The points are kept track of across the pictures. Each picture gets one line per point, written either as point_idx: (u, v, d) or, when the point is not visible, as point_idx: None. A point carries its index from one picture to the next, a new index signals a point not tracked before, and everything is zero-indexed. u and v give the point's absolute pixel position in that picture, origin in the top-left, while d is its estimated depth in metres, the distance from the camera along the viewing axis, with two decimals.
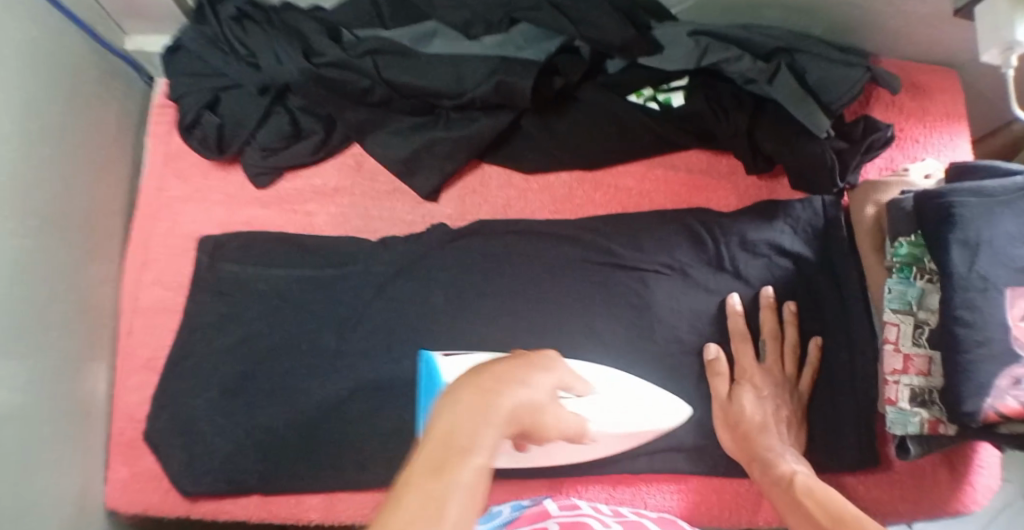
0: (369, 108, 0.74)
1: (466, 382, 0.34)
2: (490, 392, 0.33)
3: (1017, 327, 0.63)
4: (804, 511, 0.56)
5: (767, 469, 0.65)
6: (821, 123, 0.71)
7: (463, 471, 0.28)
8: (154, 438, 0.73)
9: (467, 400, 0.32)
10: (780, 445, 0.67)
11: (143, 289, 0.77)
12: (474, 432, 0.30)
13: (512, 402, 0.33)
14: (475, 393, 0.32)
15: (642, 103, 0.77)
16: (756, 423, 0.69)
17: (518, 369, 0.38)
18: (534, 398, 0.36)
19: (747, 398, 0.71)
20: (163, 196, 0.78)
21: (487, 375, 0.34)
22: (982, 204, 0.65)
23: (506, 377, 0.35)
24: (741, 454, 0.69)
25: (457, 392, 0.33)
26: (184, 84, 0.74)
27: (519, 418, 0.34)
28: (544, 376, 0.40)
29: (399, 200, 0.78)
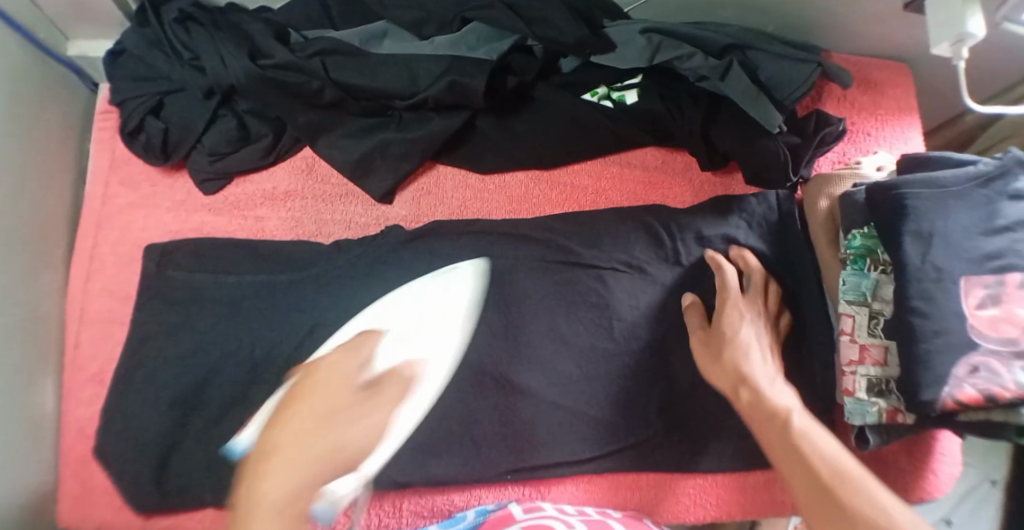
0: (321, 110, 0.73)
1: (262, 454, 0.41)
2: (285, 468, 0.40)
3: (973, 316, 0.65)
4: (805, 458, 0.54)
5: (757, 399, 0.63)
6: (774, 119, 0.71)
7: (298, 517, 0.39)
8: (104, 451, 0.70)
9: (273, 474, 0.39)
10: (767, 371, 0.65)
11: (90, 300, 0.75)
12: (270, 511, 0.38)
13: (318, 447, 0.41)
14: (273, 462, 0.40)
15: (596, 101, 0.77)
16: (744, 346, 0.67)
17: (306, 415, 0.42)
18: (343, 428, 0.43)
19: (740, 324, 0.69)
20: (110, 204, 0.76)
21: (272, 441, 0.41)
22: (934, 196, 0.66)
23: (290, 427, 0.42)
24: (724, 381, 0.67)
25: (252, 476, 0.40)
26: (128, 88, 0.72)
27: (331, 458, 0.42)
28: (347, 419, 0.43)
29: (352, 202, 0.77)
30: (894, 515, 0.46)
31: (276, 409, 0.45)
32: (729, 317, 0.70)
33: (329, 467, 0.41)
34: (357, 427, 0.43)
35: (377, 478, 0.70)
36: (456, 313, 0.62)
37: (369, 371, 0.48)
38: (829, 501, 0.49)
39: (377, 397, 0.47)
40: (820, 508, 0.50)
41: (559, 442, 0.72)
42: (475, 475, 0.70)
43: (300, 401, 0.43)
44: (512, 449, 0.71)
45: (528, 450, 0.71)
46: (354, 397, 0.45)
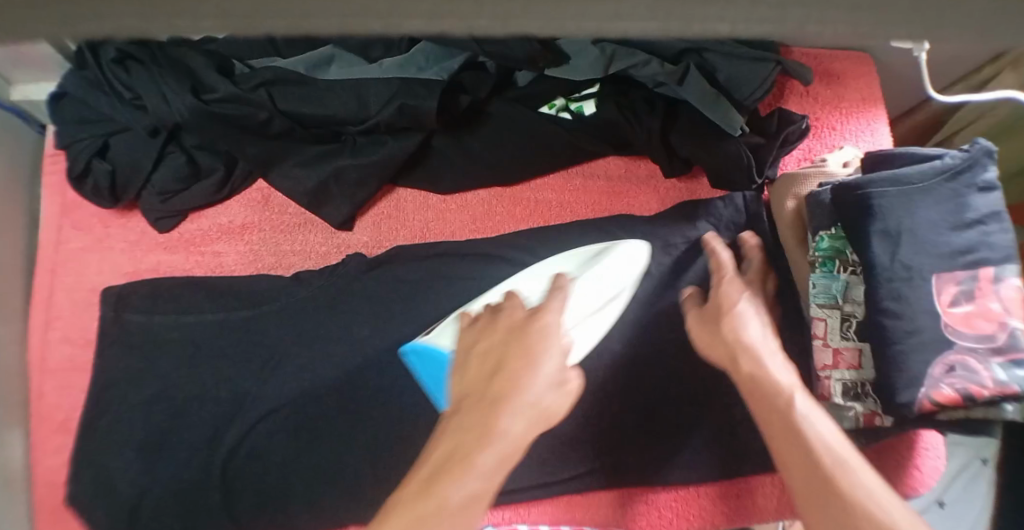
0: (271, 141, 0.71)
1: (467, 408, 0.53)
2: (490, 440, 0.50)
3: (947, 314, 0.63)
4: (803, 438, 0.53)
5: (756, 375, 0.59)
6: (734, 122, 0.71)
7: (493, 446, 0.50)
8: (74, 502, 0.69)
9: (466, 424, 0.51)
10: (765, 343, 0.62)
11: (50, 348, 0.73)
12: (469, 452, 0.49)
13: (513, 416, 0.51)
14: (475, 416, 0.52)
15: (554, 113, 0.75)
16: (738, 317, 0.64)
17: (503, 385, 0.53)
18: (529, 403, 0.53)
19: (736, 298, 0.66)
20: (63, 249, 0.75)
21: (480, 411, 0.52)
22: (900, 193, 0.65)
23: (494, 404, 0.52)
24: (717, 354, 0.63)
25: (458, 420, 0.52)
26: (72, 132, 0.71)
27: (509, 450, 0.50)
28: (530, 400, 0.53)
29: (311, 231, 0.76)
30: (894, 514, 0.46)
31: (499, 363, 0.56)
32: (727, 291, 0.67)
33: (505, 451, 0.50)
34: (538, 395, 0.54)
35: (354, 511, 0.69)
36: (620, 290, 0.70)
37: (557, 358, 0.57)
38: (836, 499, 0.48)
39: (565, 386, 0.56)
40: (818, 494, 0.50)
41: (536, 461, 0.71)
42: None
43: (500, 376, 0.54)
44: None
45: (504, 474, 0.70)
46: (553, 393, 0.55)
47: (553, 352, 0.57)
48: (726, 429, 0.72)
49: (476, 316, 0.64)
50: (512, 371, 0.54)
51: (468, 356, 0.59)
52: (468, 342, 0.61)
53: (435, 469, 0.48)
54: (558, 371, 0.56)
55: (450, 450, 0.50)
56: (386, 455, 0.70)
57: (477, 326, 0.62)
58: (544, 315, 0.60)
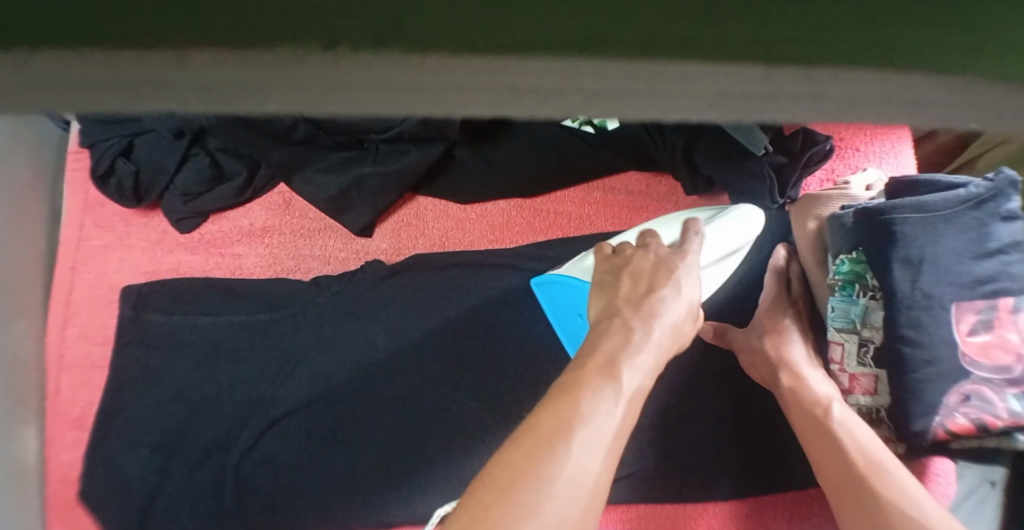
0: (293, 146, 0.71)
1: (627, 317, 0.57)
2: (642, 344, 0.54)
3: (965, 343, 0.63)
4: (839, 445, 0.60)
5: (796, 386, 0.66)
6: (759, 143, 0.69)
7: (644, 351, 0.54)
8: (89, 496, 0.70)
9: (615, 333, 0.55)
10: (803, 355, 0.68)
11: (68, 344, 0.74)
12: (627, 353, 0.53)
13: (661, 328, 0.56)
14: (630, 324, 0.56)
15: (577, 127, 0.72)
16: (780, 335, 0.69)
17: (652, 300, 0.58)
18: (675, 318, 0.58)
19: (780, 315, 0.71)
20: (84, 246, 0.75)
21: (634, 318, 0.57)
22: (924, 221, 0.64)
23: (645, 315, 0.57)
24: (763, 372, 0.69)
25: (609, 327, 0.56)
26: (94, 131, 0.70)
27: (659, 356, 0.55)
28: (671, 316, 0.57)
29: (330, 237, 0.76)
30: (924, 507, 0.53)
31: (646, 287, 0.60)
32: (768, 318, 0.71)
33: (654, 356, 0.54)
34: (682, 313, 0.59)
35: (363, 518, 0.69)
36: (741, 246, 0.72)
37: (696, 284, 0.61)
38: (861, 495, 0.56)
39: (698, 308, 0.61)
40: (854, 493, 0.57)
41: None
42: None
43: (649, 295, 0.59)
44: None
45: None
46: (693, 310, 0.60)
47: (694, 279, 0.61)
48: (736, 449, 0.73)
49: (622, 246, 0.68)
50: (659, 295, 0.59)
51: (611, 279, 0.63)
52: (611, 266, 0.65)
53: (608, 357, 0.53)
54: (697, 302, 0.60)
55: (614, 346, 0.54)
56: (398, 462, 0.71)
57: (621, 256, 0.66)
58: (682, 256, 0.64)
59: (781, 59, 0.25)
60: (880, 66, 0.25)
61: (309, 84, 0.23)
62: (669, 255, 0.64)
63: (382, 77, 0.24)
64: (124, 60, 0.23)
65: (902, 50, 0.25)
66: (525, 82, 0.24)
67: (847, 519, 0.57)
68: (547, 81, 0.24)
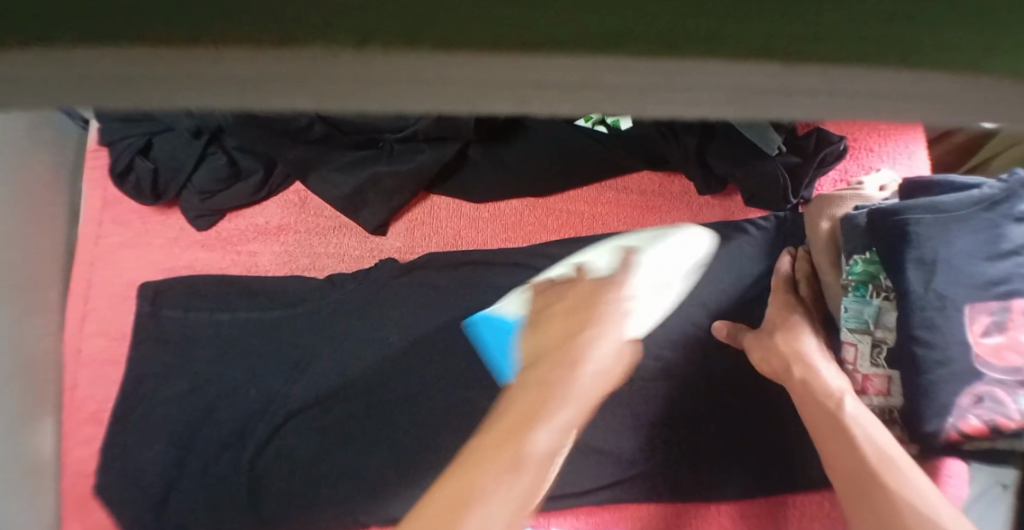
0: (308, 145, 0.71)
1: (544, 362, 0.51)
2: (564, 397, 0.48)
3: (978, 344, 0.63)
4: (851, 441, 0.59)
5: (808, 380, 0.64)
6: (772, 142, 0.69)
7: (563, 404, 0.48)
8: (104, 490, 0.70)
9: (536, 386, 0.48)
10: (817, 348, 0.67)
11: (85, 340, 0.75)
12: (542, 407, 0.47)
13: (584, 376, 0.49)
14: (547, 370, 0.50)
15: (590, 127, 0.73)
16: (793, 328, 0.68)
17: (574, 348, 0.50)
18: (588, 371, 0.50)
19: (791, 309, 0.70)
20: (102, 243, 0.76)
21: (553, 366, 0.50)
22: (939, 222, 0.64)
23: (563, 365, 0.49)
24: (776, 368, 0.68)
25: (528, 375, 0.51)
26: (114, 130, 0.71)
27: (583, 404, 0.49)
28: (588, 366, 0.50)
29: (345, 235, 0.77)
30: (934, 506, 0.52)
31: (563, 334, 0.52)
32: (780, 314, 0.70)
33: (579, 406, 0.49)
34: (608, 360, 0.51)
35: (375, 513, 0.70)
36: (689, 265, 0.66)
37: (614, 328, 0.52)
38: (872, 493, 0.55)
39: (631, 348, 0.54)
40: (865, 492, 0.56)
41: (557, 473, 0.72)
42: None
43: (571, 342, 0.51)
44: None
45: None
46: (622, 358, 0.53)
47: (615, 321, 0.53)
48: (747, 448, 0.73)
49: (553, 282, 0.63)
50: (585, 337, 0.51)
51: (532, 323, 0.58)
52: (544, 306, 0.59)
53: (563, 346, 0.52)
54: (620, 348, 0.52)
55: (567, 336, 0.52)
56: (410, 459, 0.71)
57: (552, 292, 0.60)
58: (611, 292, 0.56)
59: (809, 56, 0.24)
60: (908, 66, 0.24)
61: (335, 80, 0.23)
62: (595, 288, 0.56)
63: (405, 71, 0.23)
64: (139, 59, 0.23)
65: (927, 50, 0.25)
66: (549, 78, 0.24)
67: (855, 519, 0.55)
68: (570, 78, 0.24)
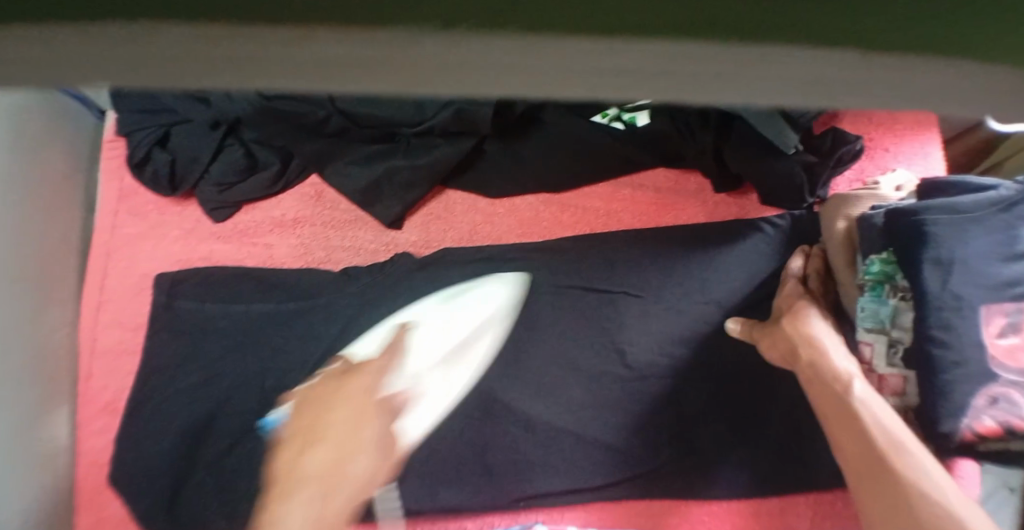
0: (326, 138, 0.72)
1: (283, 444, 0.42)
2: (330, 494, 0.41)
3: (993, 345, 0.63)
4: (860, 426, 0.58)
5: (816, 365, 0.64)
6: (789, 140, 0.69)
7: (337, 498, 0.41)
8: (119, 480, 0.70)
9: (297, 476, 0.41)
10: (827, 332, 0.66)
11: (101, 330, 0.75)
12: (311, 503, 0.41)
13: (353, 472, 0.42)
14: (291, 454, 0.41)
15: (607, 124, 0.74)
16: (802, 313, 0.67)
17: (324, 452, 0.40)
18: (350, 470, 0.41)
19: (799, 298, 0.70)
20: (118, 234, 0.76)
21: (290, 448, 0.42)
22: (956, 222, 0.63)
23: (305, 441, 0.41)
24: (786, 355, 0.67)
25: (279, 457, 0.42)
26: (132, 120, 0.72)
27: (359, 491, 0.43)
28: (354, 461, 0.41)
29: (361, 228, 0.76)
30: (946, 490, 0.52)
31: (302, 421, 0.43)
32: (788, 303, 0.70)
33: (342, 502, 0.42)
34: (353, 464, 0.42)
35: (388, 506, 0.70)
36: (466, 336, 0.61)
37: (366, 425, 0.42)
38: (884, 480, 0.55)
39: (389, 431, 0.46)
40: (876, 479, 0.55)
41: (569, 469, 0.72)
42: (483, 499, 0.71)
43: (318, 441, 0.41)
44: (525, 473, 0.72)
45: (534, 477, 0.72)
46: (386, 451, 0.45)
47: (365, 416, 0.43)
48: (762, 446, 0.73)
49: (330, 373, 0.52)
50: (328, 427, 0.41)
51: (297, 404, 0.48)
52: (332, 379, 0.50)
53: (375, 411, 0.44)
54: (371, 450, 0.43)
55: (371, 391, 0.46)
56: (424, 452, 0.72)
57: (338, 375, 0.49)
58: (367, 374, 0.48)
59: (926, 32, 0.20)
60: None
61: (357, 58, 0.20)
62: (344, 384, 0.47)
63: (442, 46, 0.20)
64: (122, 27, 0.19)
65: None
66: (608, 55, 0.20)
67: (866, 506, 0.55)
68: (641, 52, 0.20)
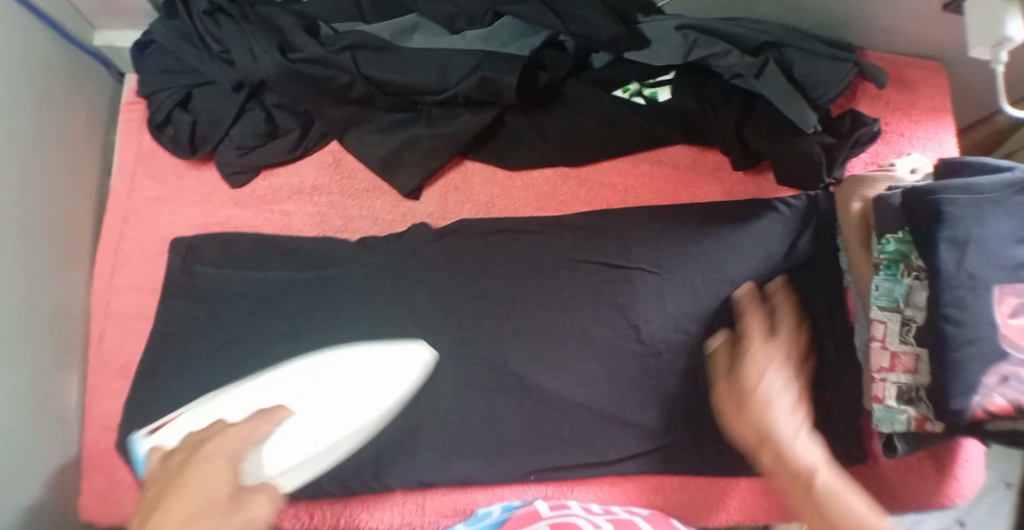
0: (350, 105, 0.72)
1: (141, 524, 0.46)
2: None
3: (1005, 325, 0.62)
4: (833, 517, 0.48)
5: (781, 451, 0.53)
6: (809, 120, 0.71)
7: None
8: (127, 448, 0.69)
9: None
10: (792, 405, 0.57)
11: (116, 293, 0.75)
12: None
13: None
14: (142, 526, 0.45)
15: (628, 98, 0.76)
16: (767, 378, 0.58)
17: (172, 509, 0.46)
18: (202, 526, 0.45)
19: (762, 355, 0.60)
20: (135, 197, 0.76)
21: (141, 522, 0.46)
22: (973, 202, 0.64)
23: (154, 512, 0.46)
24: (747, 430, 0.56)
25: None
26: (156, 81, 0.73)
27: None
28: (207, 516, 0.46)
29: (378, 199, 0.77)
30: None
31: (163, 496, 0.48)
32: (747, 361, 0.60)
33: None
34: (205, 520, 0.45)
35: (400, 477, 0.70)
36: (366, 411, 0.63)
37: (203, 488, 0.48)
38: None
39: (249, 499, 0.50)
40: None
41: (582, 444, 0.72)
42: (493, 473, 0.71)
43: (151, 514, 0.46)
44: (536, 448, 0.71)
45: (548, 452, 0.71)
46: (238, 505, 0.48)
47: (206, 480, 0.48)
48: None
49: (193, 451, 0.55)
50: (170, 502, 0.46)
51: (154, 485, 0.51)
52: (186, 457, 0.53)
53: (234, 492, 0.49)
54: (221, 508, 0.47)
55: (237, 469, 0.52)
56: (437, 426, 0.71)
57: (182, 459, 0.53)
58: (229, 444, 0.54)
59: None
60: None
61: None
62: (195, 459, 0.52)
63: None
64: None
65: None
66: None
67: None
68: None
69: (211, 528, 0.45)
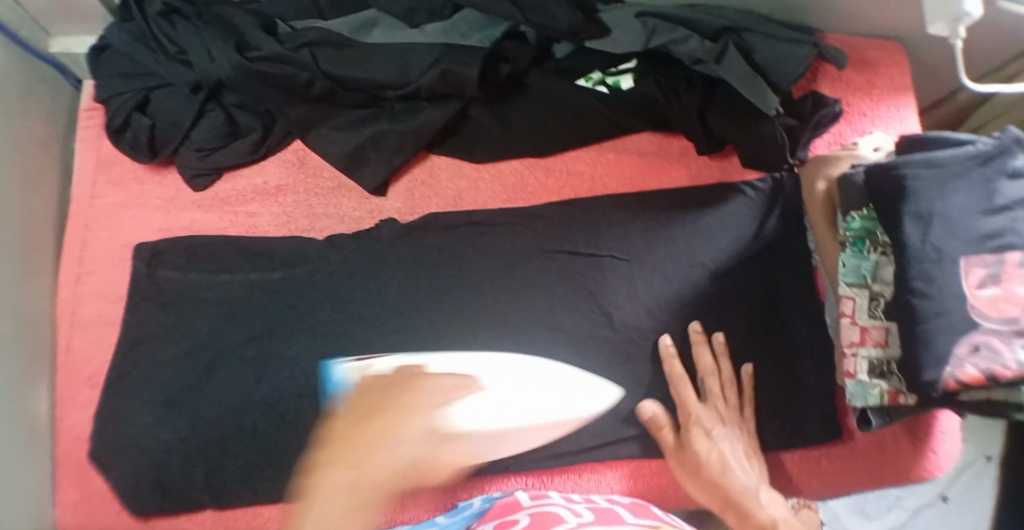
0: (312, 104, 0.72)
1: (342, 437, 0.52)
2: (356, 466, 0.48)
3: (973, 296, 0.63)
4: None
5: (744, 517, 0.61)
6: (769, 102, 0.71)
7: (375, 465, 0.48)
8: (100, 457, 0.68)
9: (353, 453, 0.49)
10: (750, 482, 0.64)
11: (81, 302, 0.73)
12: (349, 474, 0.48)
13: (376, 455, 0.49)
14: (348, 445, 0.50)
15: (591, 87, 0.77)
16: (716, 466, 0.66)
17: (370, 434, 0.51)
18: (390, 449, 0.50)
19: (703, 439, 0.67)
20: (97, 204, 0.75)
21: (345, 431, 0.52)
22: (934, 176, 0.65)
23: (357, 432, 0.51)
24: (714, 502, 0.65)
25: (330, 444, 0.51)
26: (112, 85, 0.72)
27: (397, 475, 0.50)
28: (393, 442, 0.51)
29: (345, 196, 0.76)
30: None
31: (364, 417, 0.54)
32: (695, 451, 0.67)
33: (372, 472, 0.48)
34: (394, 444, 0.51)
35: None
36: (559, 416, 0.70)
37: (414, 416, 0.55)
38: None
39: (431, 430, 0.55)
40: None
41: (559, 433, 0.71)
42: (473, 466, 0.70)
43: (363, 430, 0.51)
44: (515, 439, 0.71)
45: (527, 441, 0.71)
46: (426, 441, 0.53)
47: (416, 406, 0.56)
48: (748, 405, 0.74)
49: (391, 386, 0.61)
50: (375, 423, 0.52)
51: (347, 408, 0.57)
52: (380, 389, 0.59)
53: (428, 434, 0.54)
54: (420, 438, 0.53)
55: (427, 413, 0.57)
56: None
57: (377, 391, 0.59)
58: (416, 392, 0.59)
59: None
60: None
61: None
62: (393, 384, 0.60)
63: None
64: None
65: None
66: None
67: None
68: None
69: (396, 458, 0.50)
